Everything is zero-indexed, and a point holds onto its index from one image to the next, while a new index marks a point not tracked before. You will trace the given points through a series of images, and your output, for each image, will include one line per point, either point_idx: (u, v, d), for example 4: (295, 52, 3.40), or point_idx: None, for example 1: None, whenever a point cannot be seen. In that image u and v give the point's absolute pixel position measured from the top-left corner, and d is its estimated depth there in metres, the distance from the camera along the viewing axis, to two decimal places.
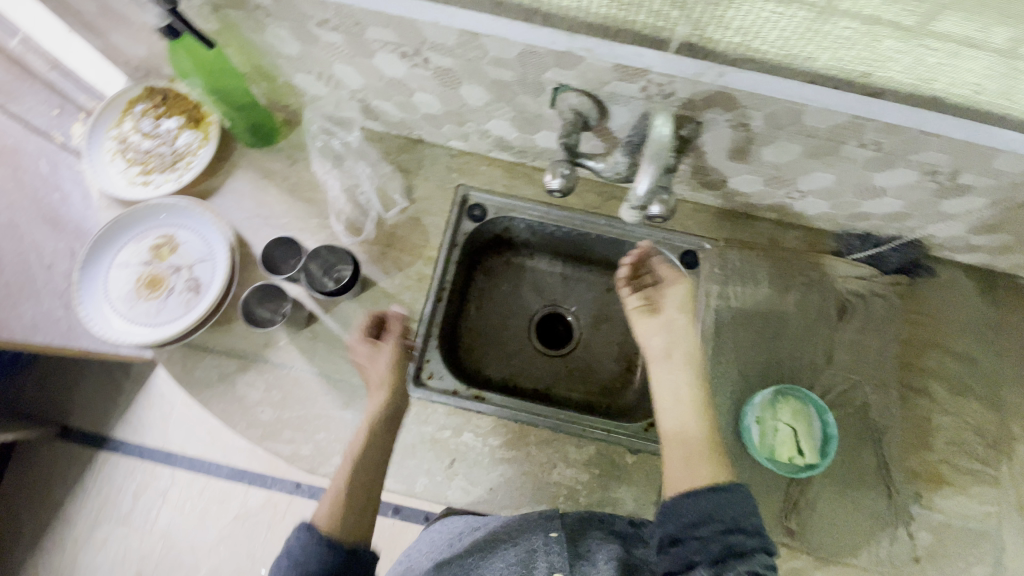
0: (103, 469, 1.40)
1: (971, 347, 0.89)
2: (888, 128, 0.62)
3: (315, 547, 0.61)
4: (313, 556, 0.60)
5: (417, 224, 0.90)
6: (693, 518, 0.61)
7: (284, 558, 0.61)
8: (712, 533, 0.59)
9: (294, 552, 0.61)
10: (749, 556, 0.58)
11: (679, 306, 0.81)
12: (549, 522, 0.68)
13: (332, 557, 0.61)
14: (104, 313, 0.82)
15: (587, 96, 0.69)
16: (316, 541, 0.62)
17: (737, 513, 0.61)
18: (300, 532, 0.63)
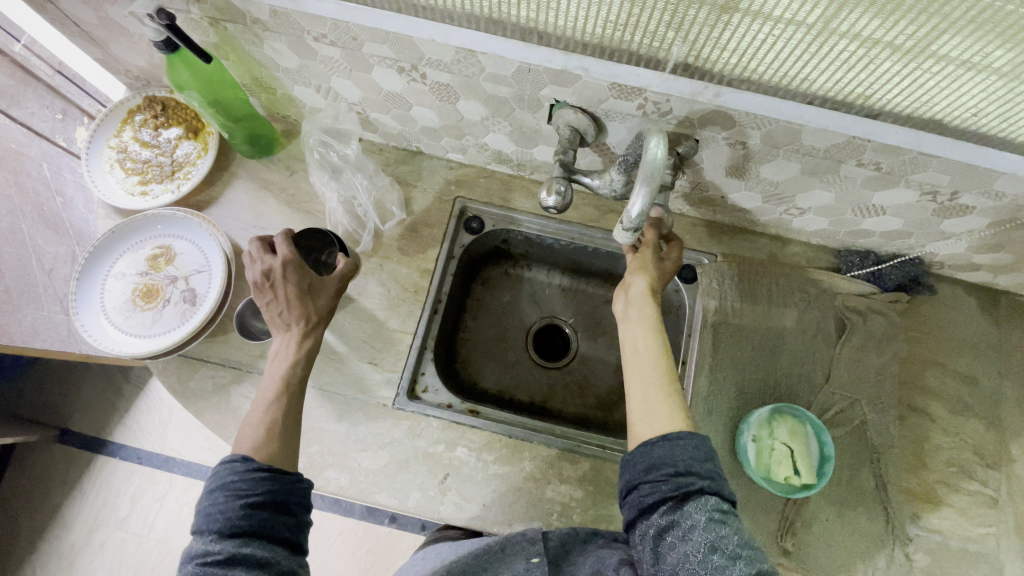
0: (101, 473, 1.40)
1: (972, 366, 0.88)
2: (887, 149, 0.62)
3: (260, 475, 0.60)
4: (257, 484, 0.60)
5: (415, 236, 0.90)
6: (648, 463, 0.60)
7: (221, 490, 0.59)
8: (662, 476, 0.58)
9: (233, 485, 0.59)
10: (700, 497, 0.57)
11: (644, 263, 0.77)
12: (532, 546, 0.69)
13: (276, 485, 0.61)
14: (100, 324, 0.82)
15: (585, 113, 0.68)
16: (257, 470, 0.61)
17: (687, 457, 0.58)
18: (236, 464, 0.61)
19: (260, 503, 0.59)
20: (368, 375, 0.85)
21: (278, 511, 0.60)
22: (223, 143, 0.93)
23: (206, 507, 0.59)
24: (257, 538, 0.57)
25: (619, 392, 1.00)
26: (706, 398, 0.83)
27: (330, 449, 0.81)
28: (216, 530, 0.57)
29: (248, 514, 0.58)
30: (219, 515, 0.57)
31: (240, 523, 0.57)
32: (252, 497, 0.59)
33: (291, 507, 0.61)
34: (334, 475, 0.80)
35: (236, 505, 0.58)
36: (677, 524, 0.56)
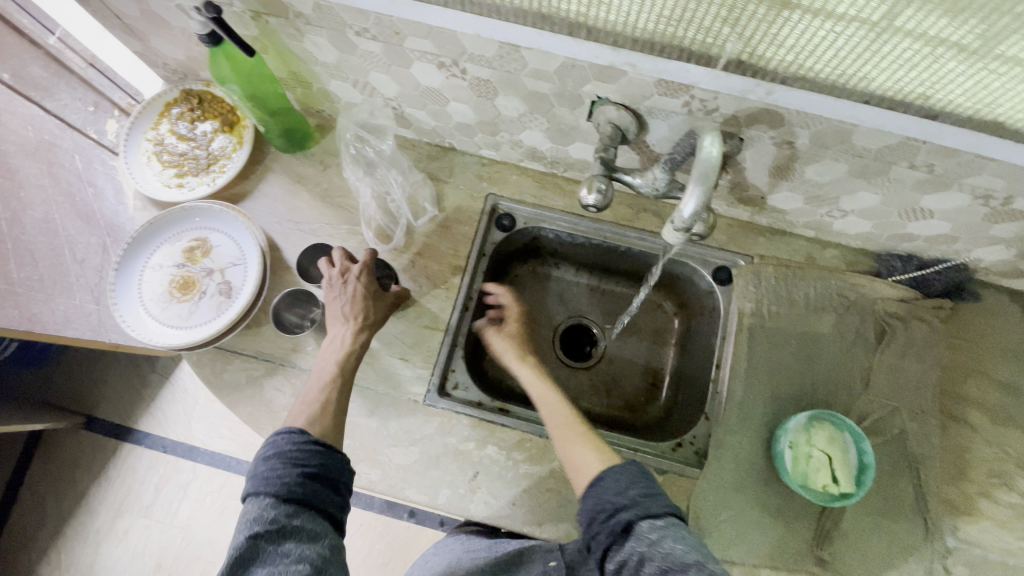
0: (127, 460, 1.42)
1: (1015, 375, 0.85)
2: (941, 150, 0.60)
3: (318, 447, 0.62)
4: (315, 455, 0.62)
5: (446, 232, 0.90)
6: (590, 504, 0.64)
7: (277, 457, 0.61)
8: (603, 523, 0.61)
9: (291, 454, 0.61)
10: (635, 530, 0.59)
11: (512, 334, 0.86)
12: (549, 553, 0.69)
13: (331, 460, 0.63)
14: (138, 315, 0.83)
15: (627, 110, 0.68)
16: (315, 442, 0.63)
17: (612, 494, 0.62)
18: (294, 435, 0.63)
19: (315, 473, 0.60)
20: (399, 371, 0.85)
21: (330, 485, 0.61)
22: (258, 137, 0.93)
23: (261, 472, 0.60)
24: (308, 507, 0.58)
25: (648, 393, 0.99)
26: (740, 402, 0.82)
27: (361, 443, 0.82)
28: (270, 494, 0.57)
29: (305, 482, 0.59)
30: (276, 479, 0.58)
31: (297, 488, 0.58)
32: (309, 466, 0.60)
33: (341, 485, 0.63)
34: (364, 469, 0.80)
35: (293, 472, 0.59)
36: (626, 559, 0.58)
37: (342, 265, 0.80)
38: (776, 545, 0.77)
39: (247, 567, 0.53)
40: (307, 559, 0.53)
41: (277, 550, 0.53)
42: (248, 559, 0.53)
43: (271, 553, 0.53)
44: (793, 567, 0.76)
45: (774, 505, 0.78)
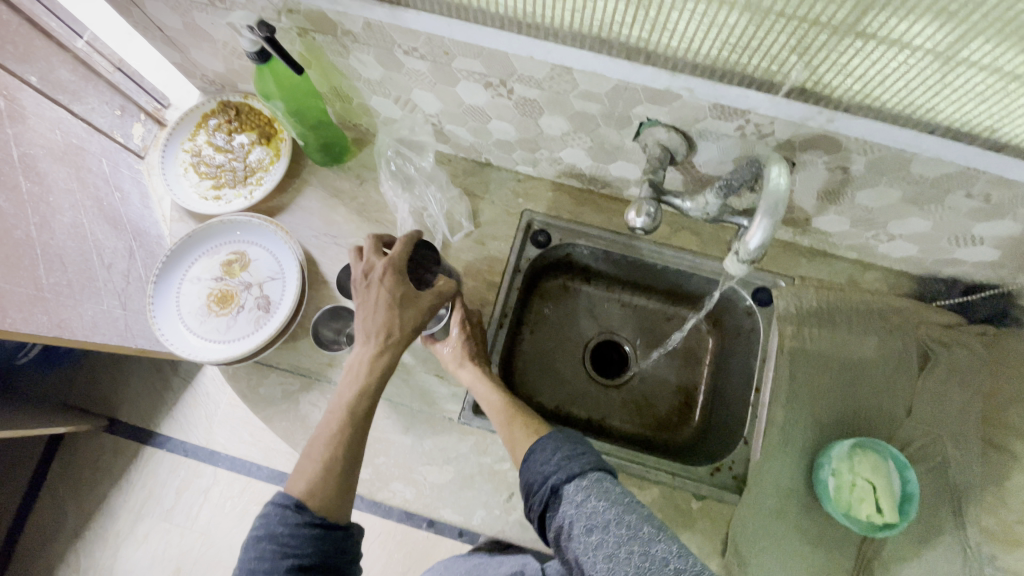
0: (148, 464, 1.42)
1: None
2: (1002, 182, 0.59)
3: (311, 531, 0.57)
4: (307, 542, 0.57)
5: (482, 249, 0.90)
6: (525, 478, 0.66)
7: (267, 543, 0.56)
8: (535, 496, 0.63)
9: (283, 540, 0.56)
10: (558, 493, 0.62)
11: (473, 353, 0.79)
12: None
13: (326, 543, 0.58)
14: (176, 328, 0.82)
15: (677, 132, 0.67)
16: (308, 524, 0.58)
17: (540, 465, 0.65)
18: (286, 515, 0.57)
19: (309, 565, 0.56)
20: (434, 388, 0.84)
21: (325, 571, 0.57)
22: (294, 150, 0.93)
23: (250, 557, 0.56)
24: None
25: (680, 413, 0.98)
26: (782, 428, 0.80)
27: (396, 461, 0.82)
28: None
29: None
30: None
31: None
32: (302, 558, 0.56)
33: (338, 564, 0.58)
34: (398, 488, 0.81)
35: (281, 566, 0.54)
36: (562, 527, 0.60)
37: (369, 262, 0.73)
38: (816, 575, 0.75)
39: None
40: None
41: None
42: None
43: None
44: None
45: (813, 532, 0.77)
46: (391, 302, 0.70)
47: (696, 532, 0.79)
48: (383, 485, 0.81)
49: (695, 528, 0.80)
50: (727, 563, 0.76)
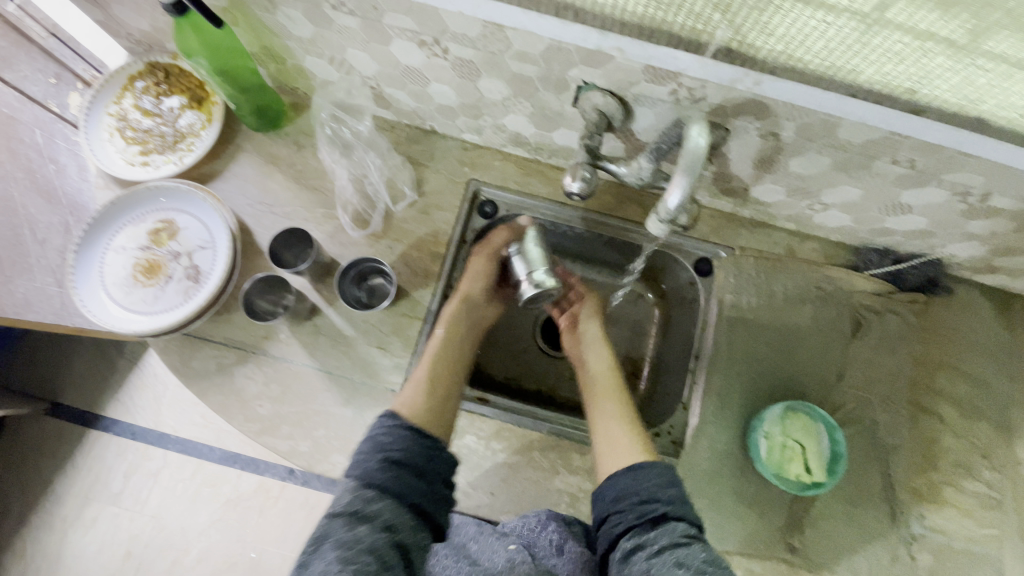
0: (94, 448, 1.37)
1: (986, 369, 0.87)
2: (925, 146, 0.60)
3: (405, 432, 0.66)
4: (400, 440, 0.65)
5: (426, 218, 0.87)
6: (611, 496, 0.66)
7: (369, 442, 0.66)
8: (628, 505, 0.64)
9: (381, 439, 0.66)
10: (671, 526, 0.61)
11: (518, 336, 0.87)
12: None
13: (416, 446, 0.66)
14: (100, 298, 0.79)
15: (613, 96, 0.66)
16: (404, 428, 0.67)
17: (651, 485, 0.65)
18: (386, 420, 0.68)
19: (399, 459, 0.64)
20: (376, 360, 0.83)
21: (414, 470, 0.63)
22: (228, 115, 0.89)
23: (356, 457, 0.65)
24: (392, 494, 0.61)
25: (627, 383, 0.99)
26: (719, 392, 0.83)
27: (336, 433, 0.80)
28: (355, 477, 0.62)
29: (388, 467, 0.62)
30: (362, 464, 0.63)
31: (380, 474, 0.62)
32: (394, 452, 0.64)
33: (428, 473, 0.64)
34: (339, 460, 0.79)
35: (376, 458, 0.63)
36: (642, 546, 0.60)
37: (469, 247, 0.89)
38: (749, 534, 0.78)
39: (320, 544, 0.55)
40: (373, 548, 0.54)
41: (348, 534, 0.55)
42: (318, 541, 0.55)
43: (341, 537, 0.55)
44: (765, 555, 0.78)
45: (748, 494, 0.79)
46: (488, 276, 0.86)
47: None
48: (323, 457, 0.79)
49: None
50: None
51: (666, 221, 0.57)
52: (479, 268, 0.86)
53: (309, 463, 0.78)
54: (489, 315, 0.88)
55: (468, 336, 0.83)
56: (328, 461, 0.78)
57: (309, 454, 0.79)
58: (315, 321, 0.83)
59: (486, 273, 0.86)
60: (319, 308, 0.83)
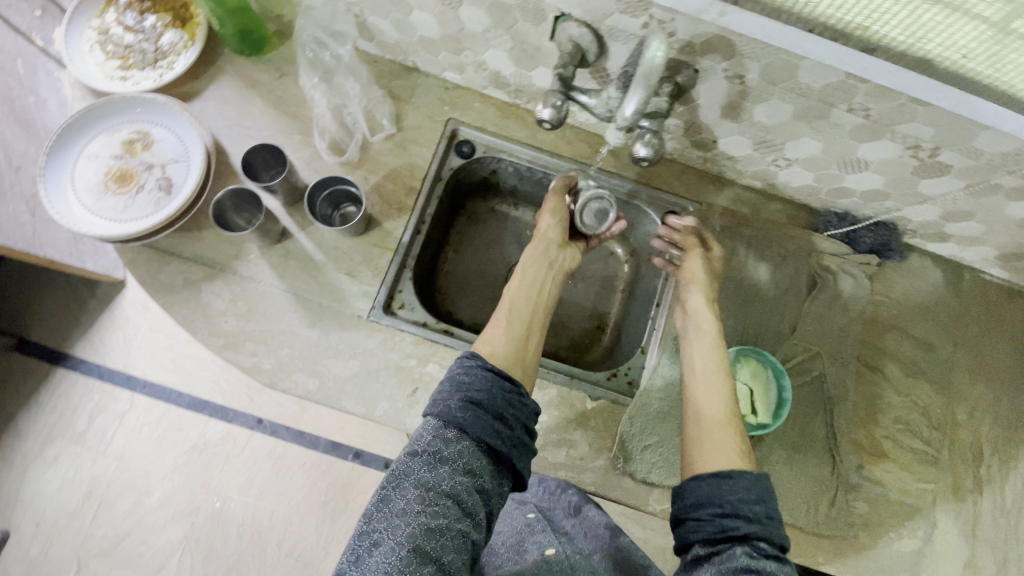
0: (60, 385, 1.35)
1: (929, 333, 0.92)
2: (877, 92, 0.63)
3: (484, 372, 0.64)
4: (481, 381, 0.63)
5: (403, 152, 0.89)
6: (695, 499, 0.66)
7: (450, 382, 0.64)
8: (708, 516, 0.64)
9: (462, 380, 0.64)
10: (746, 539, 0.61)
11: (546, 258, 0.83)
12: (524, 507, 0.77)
13: (497, 390, 0.63)
14: (68, 201, 0.80)
15: (588, 28, 0.68)
16: (485, 369, 0.65)
17: (732, 497, 0.64)
18: (468, 359, 0.67)
19: (480, 401, 0.61)
20: (344, 286, 0.83)
21: (495, 414, 0.61)
22: (211, 37, 0.89)
23: (437, 397, 0.63)
24: (471, 436, 0.59)
25: (592, 335, 1.02)
26: None
27: (300, 353, 0.81)
28: (436, 417, 0.60)
29: (469, 408, 0.60)
30: (443, 402, 0.61)
31: (461, 414, 0.59)
32: (474, 394, 0.62)
33: (508, 418, 0.62)
34: (301, 379, 0.80)
35: (457, 398, 0.61)
36: (721, 553, 0.61)
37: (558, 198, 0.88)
38: None
39: (400, 482, 0.56)
40: (452, 493, 0.55)
41: (429, 475, 0.55)
42: (398, 479, 0.55)
43: (421, 477, 0.55)
44: None
45: None
46: (562, 215, 0.85)
47: (591, 431, 0.83)
48: (286, 375, 0.80)
49: (591, 427, 0.83)
50: (614, 457, 0.82)
51: (623, 131, 0.61)
52: (550, 207, 0.86)
53: (271, 379, 0.79)
54: (568, 261, 0.85)
55: (549, 279, 0.82)
56: (290, 378, 0.79)
57: (272, 371, 0.80)
58: (286, 244, 0.84)
59: (562, 212, 0.85)
60: (290, 232, 0.84)
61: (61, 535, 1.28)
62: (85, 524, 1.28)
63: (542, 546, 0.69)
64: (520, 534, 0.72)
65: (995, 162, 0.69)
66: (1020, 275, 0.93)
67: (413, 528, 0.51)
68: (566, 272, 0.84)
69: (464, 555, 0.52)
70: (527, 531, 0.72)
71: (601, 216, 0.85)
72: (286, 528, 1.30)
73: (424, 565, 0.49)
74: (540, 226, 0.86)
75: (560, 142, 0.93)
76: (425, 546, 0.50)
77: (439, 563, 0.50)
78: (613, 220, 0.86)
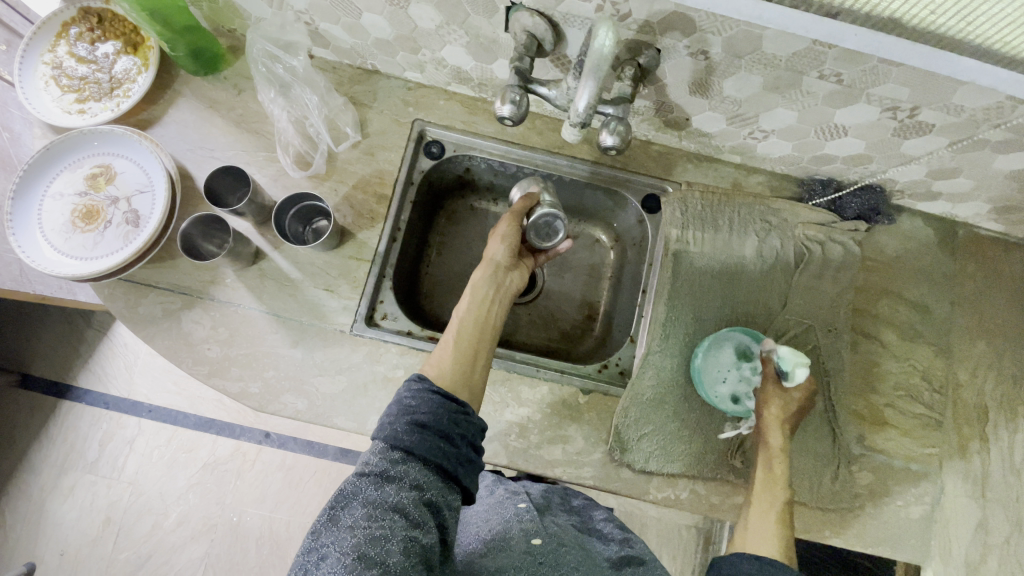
0: (67, 418, 1.35)
1: (925, 295, 0.90)
2: (846, 56, 0.60)
3: (429, 395, 0.64)
4: (427, 403, 0.63)
5: (370, 159, 0.87)
6: None
7: (396, 406, 0.64)
8: None
9: (408, 402, 0.63)
10: None
11: (494, 279, 0.80)
12: (518, 497, 0.81)
13: (442, 409, 0.63)
14: (37, 243, 0.79)
15: (541, 16, 0.65)
16: (432, 392, 0.65)
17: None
18: (414, 382, 0.66)
19: (426, 422, 0.61)
20: (323, 302, 0.82)
21: (440, 434, 0.61)
22: (165, 59, 0.87)
23: (383, 420, 0.63)
24: (416, 456, 0.59)
25: (583, 326, 1.00)
26: (664, 323, 0.84)
27: (286, 373, 0.80)
28: (382, 439, 0.60)
29: (415, 429, 0.60)
30: (389, 425, 0.61)
31: (406, 436, 0.59)
32: (420, 416, 0.62)
33: (454, 436, 0.62)
34: (290, 399, 0.79)
35: (404, 419, 0.61)
36: None
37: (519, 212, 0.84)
38: (693, 457, 0.81)
39: (349, 501, 0.56)
40: (399, 507, 0.54)
41: (375, 493, 0.55)
42: (348, 495, 0.55)
43: (368, 495, 0.55)
44: (710, 476, 0.81)
45: (693, 419, 0.82)
46: (510, 239, 0.82)
47: (586, 425, 0.82)
48: (274, 397, 0.79)
49: (586, 421, 0.83)
50: (611, 449, 0.81)
51: (578, 127, 0.59)
52: (501, 231, 0.83)
53: (260, 402, 0.79)
54: (516, 282, 0.82)
55: (498, 303, 0.79)
56: (278, 399, 0.78)
57: (260, 394, 0.79)
58: (261, 265, 0.82)
59: (512, 237, 0.82)
60: (264, 252, 0.83)
61: (83, 563, 1.30)
62: (106, 550, 1.30)
63: (530, 535, 0.71)
64: (508, 520, 0.75)
65: (977, 116, 0.66)
66: (1014, 227, 0.90)
67: (357, 539, 0.51)
68: (514, 294, 0.81)
69: (412, 560, 0.51)
70: (515, 519, 0.75)
71: (550, 235, 0.84)
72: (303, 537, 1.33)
73: (368, 570, 0.49)
74: (488, 250, 0.83)
75: (530, 132, 0.90)
76: (370, 553, 0.50)
77: (385, 567, 0.49)
78: (560, 240, 0.85)
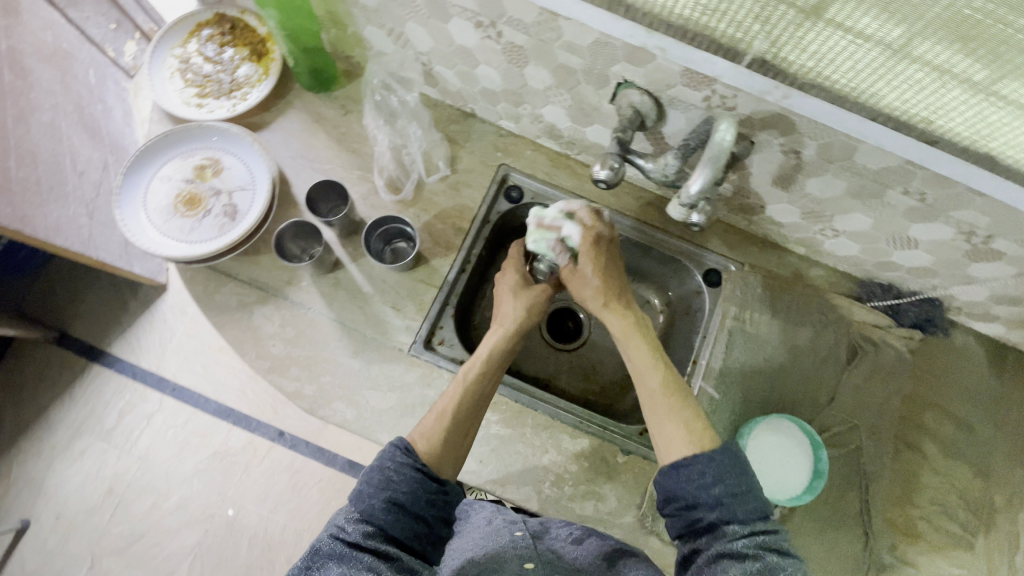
0: (93, 381, 1.36)
1: (970, 414, 0.90)
2: (934, 180, 0.64)
3: (412, 473, 0.62)
4: (407, 482, 0.61)
5: (455, 193, 0.92)
6: None
7: (376, 474, 0.61)
8: None
9: (389, 475, 0.61)
10: None
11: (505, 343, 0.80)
12: (513, 524, 0.75)
13: (419, 489, 0.61)
14: (139, 220, 0.85)
15: (649, 96, 0.70)
16: (414, 468, 0.62)
17: (694, 487, 0.60)
18: (398, 453, 0.64)
19: (403, 501, 0.59)
20: (388, 319, 0.86)
21: (415, 514, 0.59)
22: (283, 72, 0.94)
23: (360, 487, 0.61)
24: (391, 535, 0.57)
25: (623, 382, 1.00)
26: (710, 398, 0.85)
27: (341, 382, 0.82)
28: (358, 510, 0.58)
29: (392, 508, 0.58)
30: (367, 499, 0.59)
31: (382, 514, 0.58)
32: (399, 495, 0.59)
33: (429, 517, 0.60)
34: (340, 407, 0.81)
35: (382, 496, 0.59)
36: None
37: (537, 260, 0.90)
38: None
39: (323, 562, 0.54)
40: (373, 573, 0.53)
41: (350, 558, 0.54)
42: (323, 559, 0.54)
43: (344, 559, 0.53)
44: None
45: None
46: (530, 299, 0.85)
47: (621, 485, 0.83)
48: (325, 403, 0.81)
49: (621, 481, 0.83)
50: (643, 514, 0.81)
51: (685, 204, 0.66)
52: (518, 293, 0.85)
53: (311, 406, 0.81)
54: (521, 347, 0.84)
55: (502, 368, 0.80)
56: (329, 406, 0.80)
57: (313, 397, 0.81)
58: (337, 274, 0.86)
59: (529, 299, 0.85)
60: (342, 263, 0.87)
61: (79, 529, 1.30)
62: (103, 521, 1.30)
63: (524, 559, 0.66)
64: (505, 546, 0.69)
65: None
66: None
67: None
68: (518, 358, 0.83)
69: None
70: (511, 545, 0.69)
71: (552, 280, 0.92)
72: (298, 544, 1.31)
73: None
74: (504, 309, 0.84)
75: (607, 193, 0.95)
76: None
77: None
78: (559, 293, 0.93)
